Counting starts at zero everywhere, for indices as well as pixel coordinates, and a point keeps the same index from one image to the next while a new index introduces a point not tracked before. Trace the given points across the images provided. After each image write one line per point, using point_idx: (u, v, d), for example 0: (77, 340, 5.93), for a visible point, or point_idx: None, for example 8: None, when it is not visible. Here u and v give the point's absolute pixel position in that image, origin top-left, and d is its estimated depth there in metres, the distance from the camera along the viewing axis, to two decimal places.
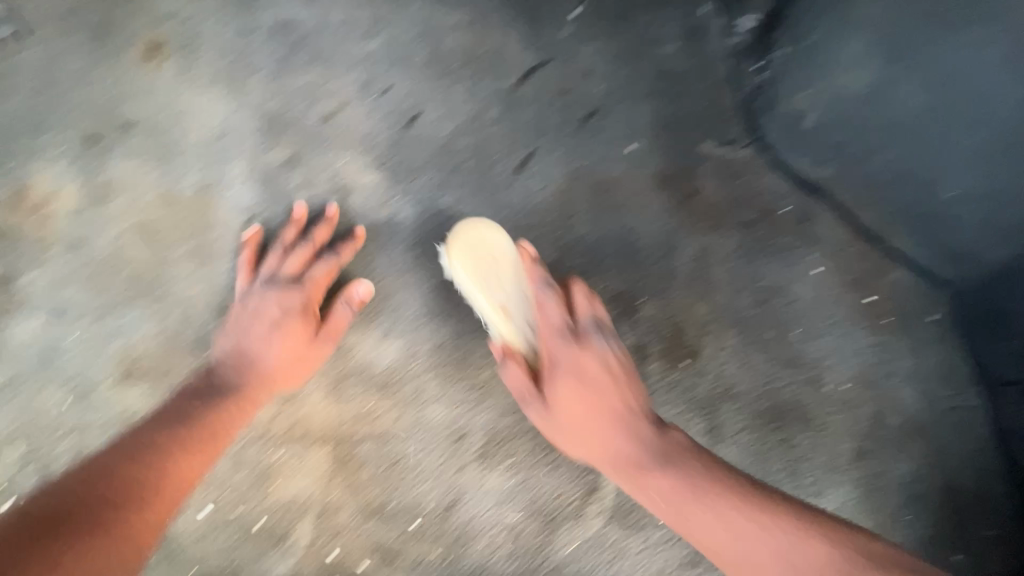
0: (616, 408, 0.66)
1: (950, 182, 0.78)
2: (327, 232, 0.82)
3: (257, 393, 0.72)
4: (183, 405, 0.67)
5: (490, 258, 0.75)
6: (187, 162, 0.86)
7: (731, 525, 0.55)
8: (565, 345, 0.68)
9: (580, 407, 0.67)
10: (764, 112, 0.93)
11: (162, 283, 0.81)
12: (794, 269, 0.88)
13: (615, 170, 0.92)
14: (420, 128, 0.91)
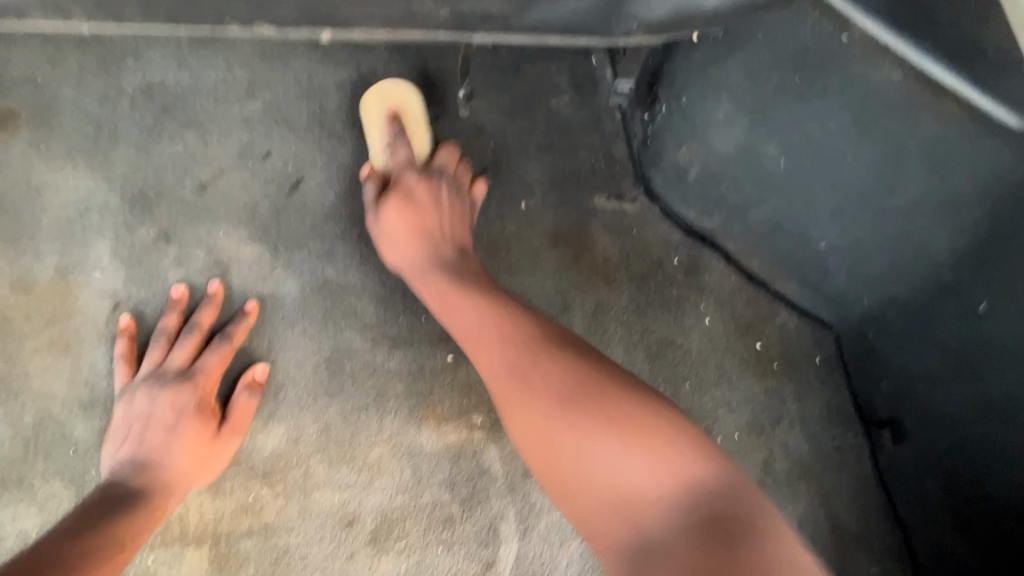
0: (433, 232, 0.78)
1: (819, 235, 0.81)
2: (214, 313, 0.79)
3: (162, 497, 0.68)
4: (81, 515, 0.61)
5: (381, 114, 0.87)
6: (43, 245, 0.79)
7: (621, 458, 0.49)
8: (414, 176, 0.81)
9: (405, 221, 0.79)
10: (653, 165, 0.93)
11: (14, 382, 0.74)
12: (683, 321, 0.89)
13: (508, 229, 0.90)
14: (303, 194, 0.87)
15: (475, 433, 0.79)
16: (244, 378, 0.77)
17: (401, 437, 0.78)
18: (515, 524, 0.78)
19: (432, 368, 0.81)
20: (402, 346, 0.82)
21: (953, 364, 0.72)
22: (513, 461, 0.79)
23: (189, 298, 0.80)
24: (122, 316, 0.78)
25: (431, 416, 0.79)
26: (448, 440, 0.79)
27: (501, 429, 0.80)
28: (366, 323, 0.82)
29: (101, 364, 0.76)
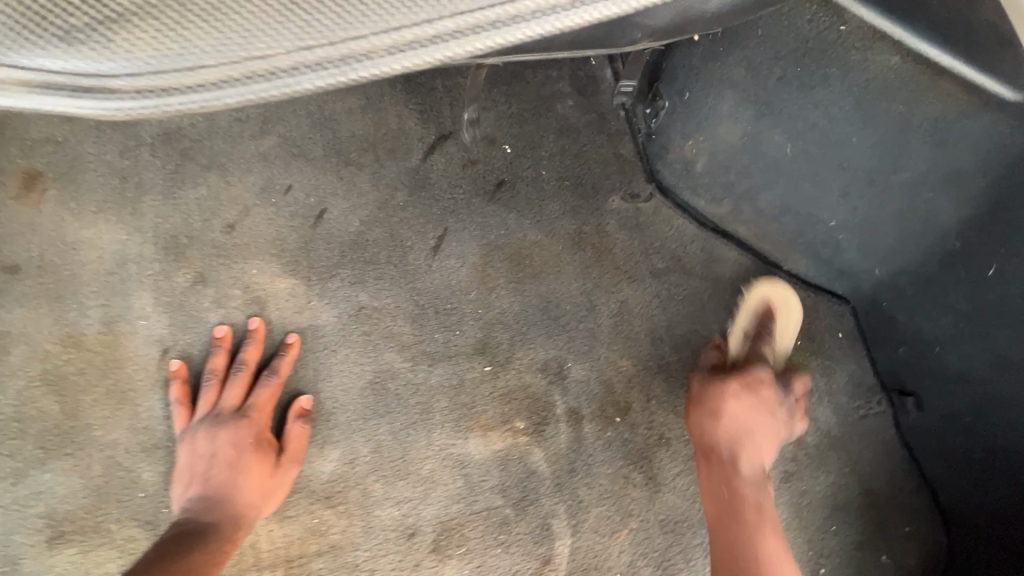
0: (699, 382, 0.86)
1: (829, 214, 0.84)
2: (258, 350, 0.82)
3: (232, 528, 0.71)
4: (160, 552, 0.64)
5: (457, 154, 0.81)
6: (86, 300, 0.82)
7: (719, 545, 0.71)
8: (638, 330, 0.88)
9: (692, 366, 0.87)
10: (660, 158, 0.96)
11: (79, 434, 0.77)
12: (705, 309, 0.92)
13: (529, 237, 0.93)
14: (329, 225, 0.89)
15: (519, 437, 0.83)
16: (293, 409, 0.80)
17: (450, 448, 0.82)
18: (567, 519, 0.82)
19: (472, 380, 0.85)
20: (441, 361, 0.85)
21: (965, 324, 0.76)
22: (558, 460, 0.83)
23: (232, 336, 0.83)
24: (173, 360, 0.81)
25: (476, 426, 0.83)
26: (495, 447, 0.83)
27: (544, 431, 0.84)
28: (404, 342, 0.86)
29: (159, 408, 0.79)
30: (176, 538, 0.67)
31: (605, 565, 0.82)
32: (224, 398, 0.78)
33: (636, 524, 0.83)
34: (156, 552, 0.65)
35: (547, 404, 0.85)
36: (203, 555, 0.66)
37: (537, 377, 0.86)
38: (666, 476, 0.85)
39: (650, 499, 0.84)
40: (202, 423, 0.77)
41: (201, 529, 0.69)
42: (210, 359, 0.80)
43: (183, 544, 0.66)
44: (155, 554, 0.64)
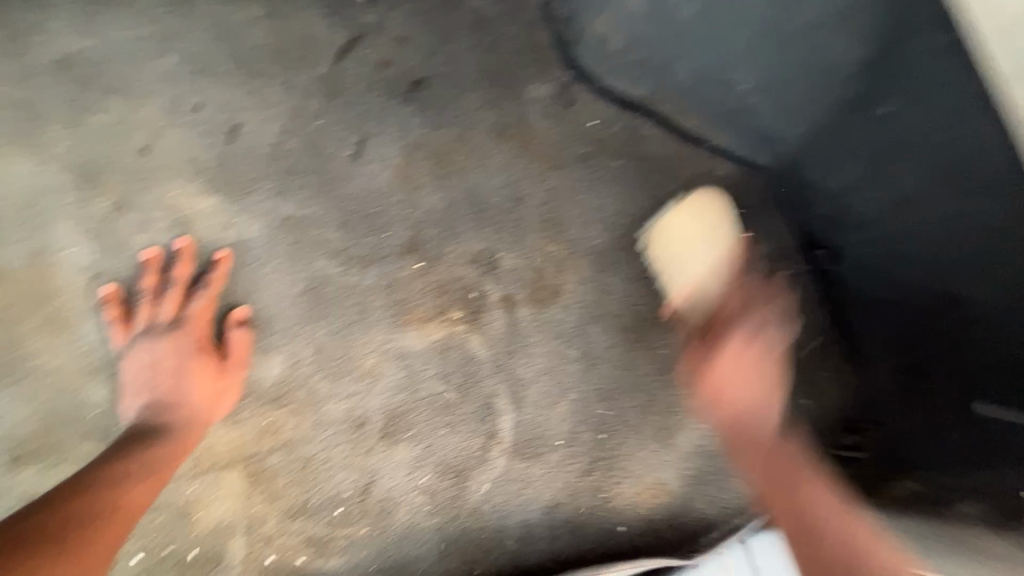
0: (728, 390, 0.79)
1: (739, 78, 0.85)
2: (188, 267, 0.83)
3: (167, 461, 0.73)
4: (123, 445, 0.73)
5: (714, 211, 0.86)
6: (8, 235, 0.82)
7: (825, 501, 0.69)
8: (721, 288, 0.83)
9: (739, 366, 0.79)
10: (578, 43, 0.94)
11: (23, 362, 0.79)
12: (629, 189, 0.94)
13: (450, 134, 0.92)
14: (244, 139, 0.88)
15: (455, 327, 0.86)
16: (230, 319, 0.82)
17: (389, 342, 0.85)
18: (509, 398, 0.86)
19: (404, 277, 0.87)
20: (372, 264, 0.87)
21: (866, 162, 0.80)
22: (495, 345, 0.87)
23: (160, 257, 0.84)
24: (104, 285, 0.82)
25: (413, 319, 0.86)
26: (433, 338, 0.86)
27: (479, 318, 0.87)
28: (334, 248, 0.87)
29: (98, 331, 0.81)
30: (91, 473, 0.70)
31: (548, 435, 0.86)
32: (161, 313, 0.80)
33: (575, 395, 0.87)
34: (60, 492, 0.68)
35: (480, 293, 0.88)
36: (131, 487, 0.69)
37: (468, 269, 0.88)
38: (601, 349, 0.88)
39: (586, 371, 0.87)
40: (142, 337, 0.79)
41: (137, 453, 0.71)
42: (144, 276, 0.82)
43: (100, 478, 0.69)
44: (55, 495, 0.67)
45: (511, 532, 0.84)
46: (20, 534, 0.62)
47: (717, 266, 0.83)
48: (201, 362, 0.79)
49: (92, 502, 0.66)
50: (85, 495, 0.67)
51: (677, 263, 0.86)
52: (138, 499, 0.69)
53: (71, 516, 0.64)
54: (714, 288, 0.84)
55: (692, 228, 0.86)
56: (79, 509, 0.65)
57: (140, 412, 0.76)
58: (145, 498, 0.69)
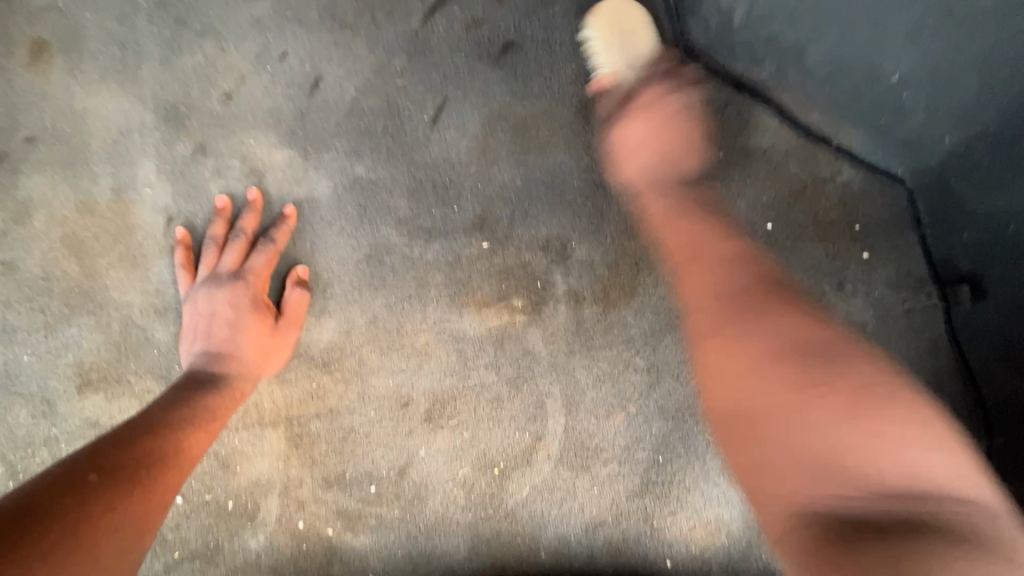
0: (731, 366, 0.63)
1: (890, 67, 0.71)
2: (256, 220, 0.82)
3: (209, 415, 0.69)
4: (173, 393, 0.69)
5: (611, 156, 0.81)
6: (97, 168, 0.84)
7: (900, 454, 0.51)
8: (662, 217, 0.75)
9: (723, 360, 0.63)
10: (691, 15, 0.84)
11: (98, 294, 0.82)
12: (728, 188, 0.83)
13: (537, 106, 0.85)
14: (325, 93, 0.85)
15: (516, 316, 0.80)
16: (291, 277, 0.81)
17: (444, 323, 0.80)
18: (561, 401, 0.79)
19: (468, 256, 0.81)
20: (437, 237, 0.82)
21: None
22: (556, 341, 0.80)
23: (231, 206, 0.83)
24: (177, 228, 0.82)
25: (472, 302, 0.80)
26: (490, 324, 0.80)
27: (542, 310, 0.80)
28: (400, 216, 0.82)
29: (167, 273, 0.82)
30: (148, 421, 0.64)
31: (600, 449, 0.78)
32: (227, 262, 0.79)
33: (636, 409, 0.79)
34: (127, 429, 0.61)
35: (547, 284, 0.81)
36: (175, 435, 0.63)
37: (537, 256, 0.81)
38: (672, 363, 0.80)
39: (651, 385, 0.79)
40: (204, 285, 0.78)
41: (184, 400, 0.68)
42: (214, 225, 0.81)
43: (151, 428, 0.62)
44: (125, 433, 0.61)
45: (546, 542, 0.78)
46: (99, 461, 0.56)
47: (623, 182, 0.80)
48: (259, 315, 0.77)
49: (145, 452, 0.59)
50: (141, 442, 0.60)
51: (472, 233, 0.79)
52: (189, 450, 0.64)
53: (136, 461, 0.58)
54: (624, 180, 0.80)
55: (511, 214, 0.77)
56: (142, 456, 0.59)
57: (195, 359, 0.75)
58: (195, 449, 0.64)
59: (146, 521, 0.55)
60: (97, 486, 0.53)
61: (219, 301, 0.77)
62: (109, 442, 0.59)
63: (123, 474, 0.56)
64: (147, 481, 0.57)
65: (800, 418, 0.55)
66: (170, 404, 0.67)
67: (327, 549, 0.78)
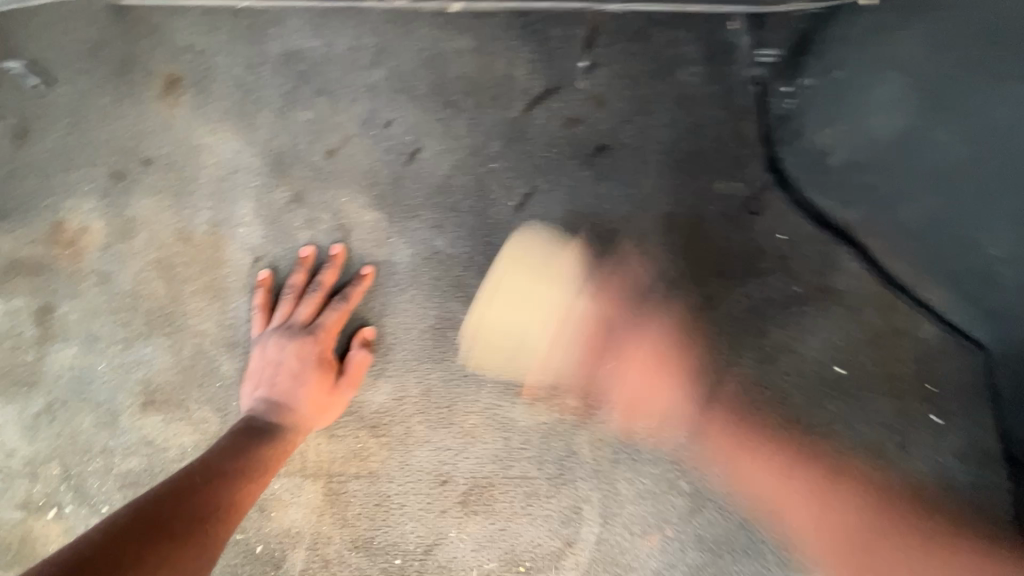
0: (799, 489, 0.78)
1: (992, 234, 0.72)
2: (334, 275, 0.85)
3: (259, 480, 0.71)
4: (231, 441, 0.73)
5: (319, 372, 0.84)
6: (201, 200, 0.90)
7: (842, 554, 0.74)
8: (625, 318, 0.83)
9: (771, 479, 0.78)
10: (788, 145, 0.84)
11: (177, 318, 0.86)
12: (801, 324, 0.82)
13: (619, 210, 0.86)
14: (420, 165, 0.89)
15: (566, 415, 0.81)
16: (358, 337, 0.83)
17: (495, 409, 0.81)
18: (598, 510, 0.79)
19: (529, 346, 0.83)
20: (502, 321, 0.84)
21: None
22: (602, 448, 0.80)
23: (315, 257, 0.87)
24: (262, 269, 0.87)
25: (525, 393, 0.81)
26: (540, 418, 0.81)
27: (593, 413, 0.81)
28: (470, 295, 0.85)
29: (243, 310, 0.86)
30: (206, 475, 0.67)
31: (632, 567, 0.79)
32: (299, 313, 0.83)
33: (672, 534, 0.79)
34: (185, 482, 0.65)
35: (601, 388, 0.81)
36: (224, 493, 0.66)
37: (597, 359, 0.82)
38: (715, 492, 0.79)
39: (691, 511, 0.79)
40: (274, 334, 0.82)
41: (241, 455, 0.71)
42: (293, 274, 0.86)
43: (206, 484, 0.66)
44: (181, 484, 0.64)
45: None
46: (150, 514, 0.59)
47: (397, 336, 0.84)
48: (321, 373, 0.80)
49: (199, 502, 0.63)
50: (193, 498, 0.63)
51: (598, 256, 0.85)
52: (233, 507, 0.66)
53: (185, 516, 0.60)
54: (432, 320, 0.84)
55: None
56: (191, 511, 0.62)
57: (254, 405, 0.78)
58: (239, 510, 0.66)
59: None
60: (137, 545, 0.55)
61: (286, 352, 0.81)
62: (161, 495, 0.62)
63: (170, 529, 0.58)
64: (191, 538, 0.59)
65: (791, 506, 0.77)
66: (228, 453, 0.71)
67: None
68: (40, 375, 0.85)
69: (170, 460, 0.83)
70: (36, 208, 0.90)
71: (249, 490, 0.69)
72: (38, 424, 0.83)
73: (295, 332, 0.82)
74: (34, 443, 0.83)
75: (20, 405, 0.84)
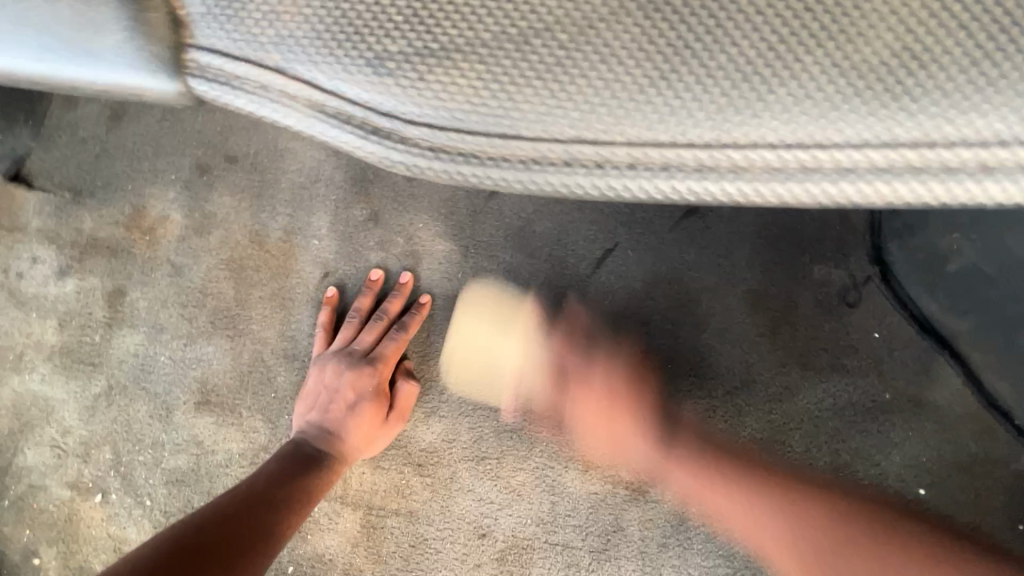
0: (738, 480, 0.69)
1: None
2: (399, 303, 0.84)
3: (293, 515, 0.68)
4: (278, 467, 0.72)
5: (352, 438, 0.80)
6: (279, 206, 0.89)
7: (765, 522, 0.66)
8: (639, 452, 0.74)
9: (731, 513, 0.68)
10: (897, 237, 0.77)
11: (240, 322, 0.86)
12: (885, 435, 0.76)
13: (703, 281, 0.82)
14: (502, 201, 0.86)
15: (618, 489, 0.77)
16: (405, 369, 0.82)
17: (545, 469, 0.78)
18: None
19: None
20: None
21: None
22: (651, 529, 0.76)
23: (383, 282, 0.86)
24: (330, 286, 0.86)
25: (579, 458, 0.78)
26: (591, 487, 0.78)
27: (646, 491, 0.77)
28: None
29: (306, 325, 0.85)
30: (247, 501, 0.65)
31: None
32: (361, 338, 0.82)
33: None
34: (233, 507, 0.64)
35: None
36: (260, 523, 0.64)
37: None
38: None
39: None
40: (333, 359, 0.81)
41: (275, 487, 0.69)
42: (361, 298, 0.84)
43: (246, 511, 0.64)
44: (229, 512, 0.63)
45: None
46: (198, 542, 0.57)
47: (451, 378, 0.82)
48: (376, 403, 0.78)
49: (247, 532, 0.61)
50: (241, 526, 0.62)
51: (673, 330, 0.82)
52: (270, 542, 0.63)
53: (232, 548, 0.59)
54: (492, 367, 0.82)
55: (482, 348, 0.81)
56: (238, 541, 0.60)
57: (306, 429, 0.78)
58: (276, 542, 0.64)
59: None
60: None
61: (342, 381, 0.80)
62: (208, 520, 0.61)
63: (218, 560, 0.56)
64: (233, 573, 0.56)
65: (768, 499, 0.67)
66: (274, 481, 0.70)
67: None
68: (104, 357, 0.86)
69: (215, 464, 0.82)
70: (121, 189, 0.91)
71: (292, 522, 0.68)
72: (96, 405, 0.85)
73: (352, 360, 0.81)
74: (89, 424, 0.84)
75: (81, 384, 0.85)
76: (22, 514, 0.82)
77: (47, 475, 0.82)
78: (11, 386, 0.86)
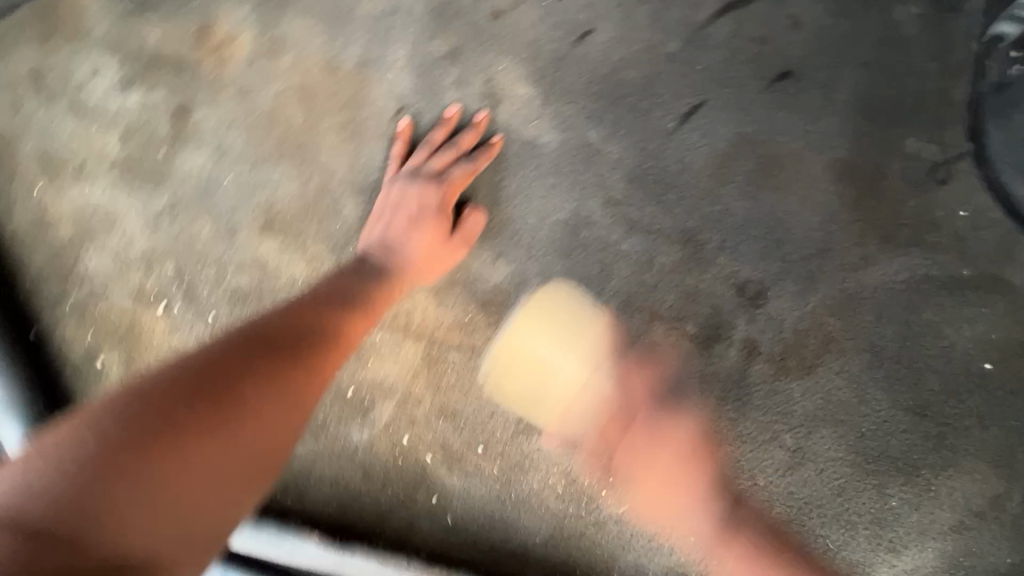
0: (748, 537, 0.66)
1: None
2: (473, 139, 0.82)
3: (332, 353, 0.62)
4: (345, 277, 0.73)
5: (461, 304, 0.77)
6: (354, 35, 0.85)
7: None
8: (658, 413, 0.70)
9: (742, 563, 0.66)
10: (998, 114, 0.76)
11: (310, 150, 0.84)
12: (958, 309, 0.75)
13: (790, 146, 0.80)
14: (588, 48, 0.83)
15: (683, 341, 0.77)
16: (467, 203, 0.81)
17: (611, 317, 0.78)
18: None
19: (662, 263, 0.78)
20: (639, 232, 0.79)
21: None
22: (713, 382, 0.76)
23: (457, 119, 0.83)
24: (403, 118, 0.83)
25: (647, 309, 0.78)
26: (656, 337, 0.77)
27: (711, 347, 0.77)
28: (611, 197, 0.80)
29: (377, 158, 0.83)
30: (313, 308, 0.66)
31: None
32: (433, 163, 0.80)
33: (765, 483, 0.75)
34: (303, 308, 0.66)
35: (727, 323, 0.77)
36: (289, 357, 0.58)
37: (730, 293, 0.77)
38: (819, 456, 0.75)
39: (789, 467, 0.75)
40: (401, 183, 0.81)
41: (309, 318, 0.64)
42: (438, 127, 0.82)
43: (312, 317, 0.65)
44: (298, 310, 0.65)
45: (620, 568, 0.74)
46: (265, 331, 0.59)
47: (521, 223, 0.81)
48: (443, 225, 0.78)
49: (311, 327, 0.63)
50: (306, 323, 0.63)
51: (754, 191, 0.79)
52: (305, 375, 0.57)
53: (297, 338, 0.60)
54: (565, 214, 0.80)
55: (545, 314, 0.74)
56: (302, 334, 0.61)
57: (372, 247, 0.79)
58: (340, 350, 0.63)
59: (290, 393, 0.54)
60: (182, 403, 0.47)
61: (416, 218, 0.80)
62: (280, 316, 0.63)
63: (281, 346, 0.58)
64: (244, 399, 0.50)
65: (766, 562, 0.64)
66: (337, 286, 0.72)
67: (417, 475, 0.77)
68: (168, 173, 0.84)
69: (277, 286, 0.81)
70: (190, 4, 0.87)
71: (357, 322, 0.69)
72: (158, 220, 0.83)
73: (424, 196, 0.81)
74: (152, 236, 0.83)
75: (143, 198, 0.84)
76: (82, 316, 0.81)
77: (109, 282, 0.82)
78: (72, 196, 0.84)
